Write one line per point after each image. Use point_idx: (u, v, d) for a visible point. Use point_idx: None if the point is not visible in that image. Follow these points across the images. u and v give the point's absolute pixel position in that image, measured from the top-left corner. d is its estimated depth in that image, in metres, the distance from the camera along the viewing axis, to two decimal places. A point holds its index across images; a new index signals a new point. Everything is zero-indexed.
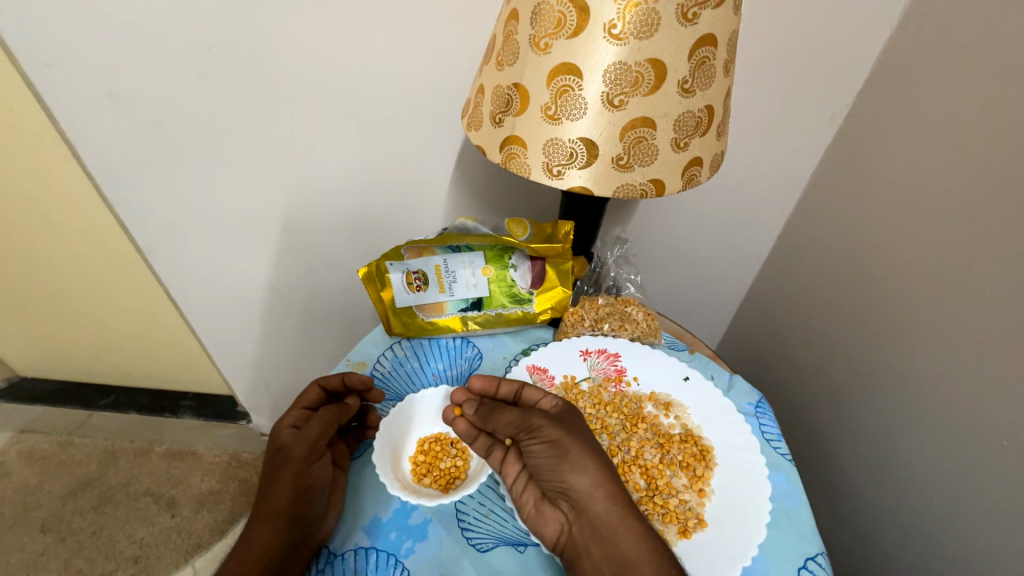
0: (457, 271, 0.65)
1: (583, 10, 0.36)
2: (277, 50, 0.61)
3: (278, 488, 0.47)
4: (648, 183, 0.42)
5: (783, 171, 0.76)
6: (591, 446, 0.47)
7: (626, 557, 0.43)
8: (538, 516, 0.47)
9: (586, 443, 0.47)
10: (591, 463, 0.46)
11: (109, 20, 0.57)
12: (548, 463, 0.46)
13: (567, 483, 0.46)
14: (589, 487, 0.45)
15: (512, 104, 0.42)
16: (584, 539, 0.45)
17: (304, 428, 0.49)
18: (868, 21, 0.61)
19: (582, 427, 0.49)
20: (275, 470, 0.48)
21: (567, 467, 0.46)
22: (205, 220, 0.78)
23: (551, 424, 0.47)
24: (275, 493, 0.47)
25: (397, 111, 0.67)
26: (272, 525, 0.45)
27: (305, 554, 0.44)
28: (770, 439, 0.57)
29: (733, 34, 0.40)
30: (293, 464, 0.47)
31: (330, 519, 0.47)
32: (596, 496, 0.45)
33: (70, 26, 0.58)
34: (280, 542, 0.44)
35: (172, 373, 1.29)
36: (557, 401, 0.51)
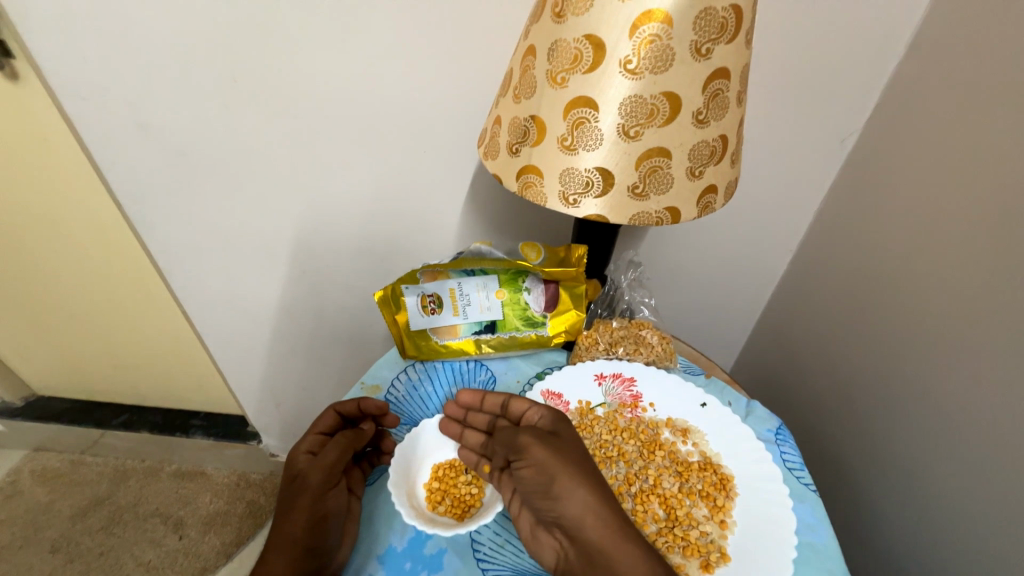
0: (471, 294, 0.65)
1: (599, 46, 0.37)
2: (297, 81, 0.63)
3: (293, 517, 0.46)
4: (663, 211, 0.43)
5: (795, 194, 0.76)
6: (580, 464, 0.45)
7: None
8: (534, 541, 0.45)
9: (574, 464, 0.44)
10: (578, 487, 0.43)
11: (142, 55, 0.60)
12: (537, 489, 0.44)
13: (556, 511, 0.43)
14: (577, 509, 0.42)
15: (529, 135, 0.43)
16: (581, 566, 0.42)
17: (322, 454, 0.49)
18: (877, 46, 0.61)
19: (572, 444, 0.47)
20: (290, 497, 0.48)
21: (557, 491, 0.43)
22: (224, 244, 0.80)
23: (538, 444, 0.45)
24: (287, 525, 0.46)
25: (412, 138, 0.69)
26: (284, 555, 0.44)
27: None
28: (792, 468, 0.55)
29: (746, 66, 0.41)
30: (309, 493, 0.47)
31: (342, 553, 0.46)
32: (589, 522, 0.42)
33: (107, 61, 0.61)
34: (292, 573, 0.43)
35: (185, 393, 1.30)
36: (546, 414, 0.50)
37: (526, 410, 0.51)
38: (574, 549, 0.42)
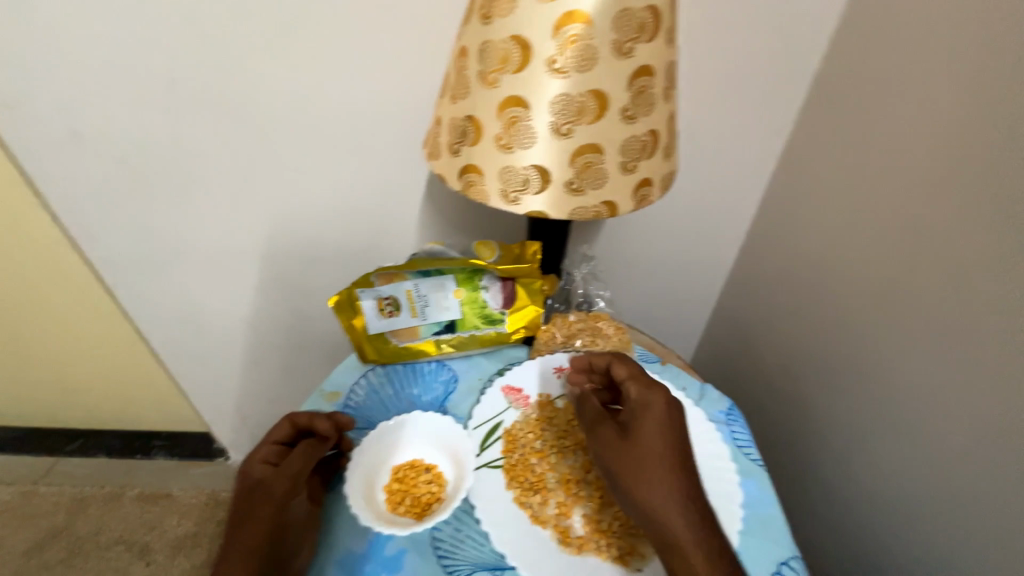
0: (429, 295, 0.65)
1: (525, 47, 0.38)
2: (238, 87, 0.62)
3: (251, 526, 0.47)
4: (601, 205, 0.44)
5: (741, 184, 0.79)
6: (657, 458, 0.45)
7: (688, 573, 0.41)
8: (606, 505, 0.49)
9: (661, 457, 0.45)
10: (659, 479, 0.44)
11: (72, 62, 0.58)
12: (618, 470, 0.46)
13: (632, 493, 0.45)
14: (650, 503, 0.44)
15: (467, 135, 0.44)
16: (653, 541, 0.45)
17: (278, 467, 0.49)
18: (805, 41, 0.65)
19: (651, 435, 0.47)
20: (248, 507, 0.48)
21: (643, 479, 0.45)
22: (173, 256, 0.78)
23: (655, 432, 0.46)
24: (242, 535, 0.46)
25: (363, 141, 0.68)
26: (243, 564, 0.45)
27: None
28: (742, 446, 0.58)
29: (671, 63, 0.43)
30: (267, 507, 0.47)
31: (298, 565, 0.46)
32: (663, 510, 0.44)
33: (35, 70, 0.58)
34: None
35: (145, 413, 1.24)
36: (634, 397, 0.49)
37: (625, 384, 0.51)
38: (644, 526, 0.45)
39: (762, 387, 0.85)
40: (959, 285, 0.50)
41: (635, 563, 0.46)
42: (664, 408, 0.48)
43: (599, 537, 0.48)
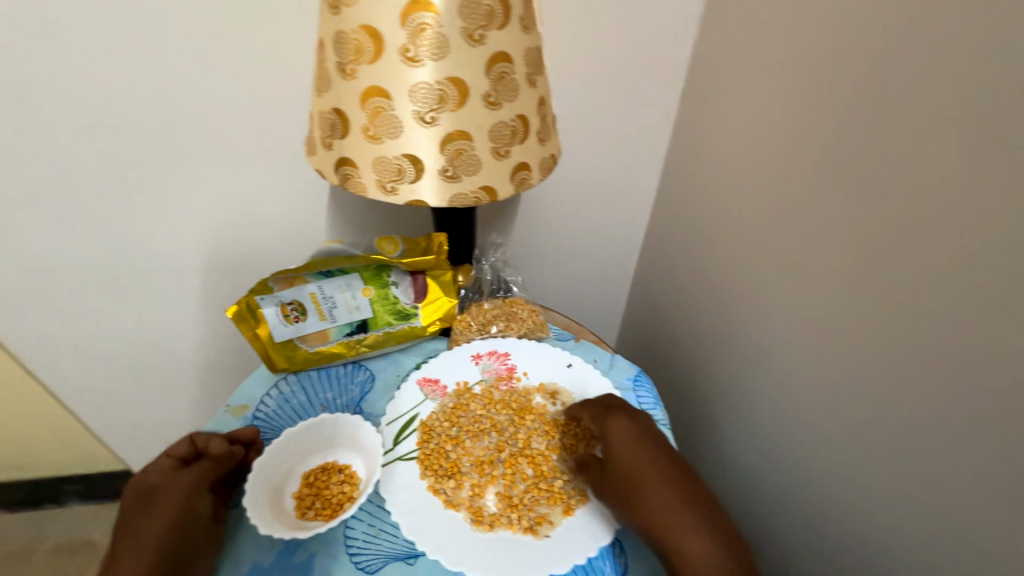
0: (335, 296, 0.64)
1: (376, 37, 0.38)
2: (132, 96, 0.65)
3: (146, 525, 0.44)
4: (480, 190, 0.45)
5: (638, 166, 0.84)
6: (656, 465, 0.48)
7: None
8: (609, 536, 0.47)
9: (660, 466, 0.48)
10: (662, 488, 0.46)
11: None
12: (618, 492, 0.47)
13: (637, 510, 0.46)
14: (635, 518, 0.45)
15: (337, 128, 0.43)
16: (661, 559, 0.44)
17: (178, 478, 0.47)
18: (672, 31, 0.71)
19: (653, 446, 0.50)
20: (140, 512, 0.45)
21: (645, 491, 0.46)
22: (76, 271, 0.78)
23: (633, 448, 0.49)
24: (124, 562, 0.42)
25: (258, 144, 0.71)
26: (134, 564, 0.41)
27: None
28: (646, 408, 0.62)
29: (533, 51, 0.44)
30: (164, 522, 0.44)
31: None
32: (662, 521, 0.44)
33: None
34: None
35: (50, 458, 1.13)
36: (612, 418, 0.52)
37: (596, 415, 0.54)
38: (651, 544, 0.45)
39: (660, 358, 0.91)
40: (794, 239, 0.57)
41: (544, 531, 0.48)
42: (631, 426, 0.51)
43: (510, 512, 0.49)
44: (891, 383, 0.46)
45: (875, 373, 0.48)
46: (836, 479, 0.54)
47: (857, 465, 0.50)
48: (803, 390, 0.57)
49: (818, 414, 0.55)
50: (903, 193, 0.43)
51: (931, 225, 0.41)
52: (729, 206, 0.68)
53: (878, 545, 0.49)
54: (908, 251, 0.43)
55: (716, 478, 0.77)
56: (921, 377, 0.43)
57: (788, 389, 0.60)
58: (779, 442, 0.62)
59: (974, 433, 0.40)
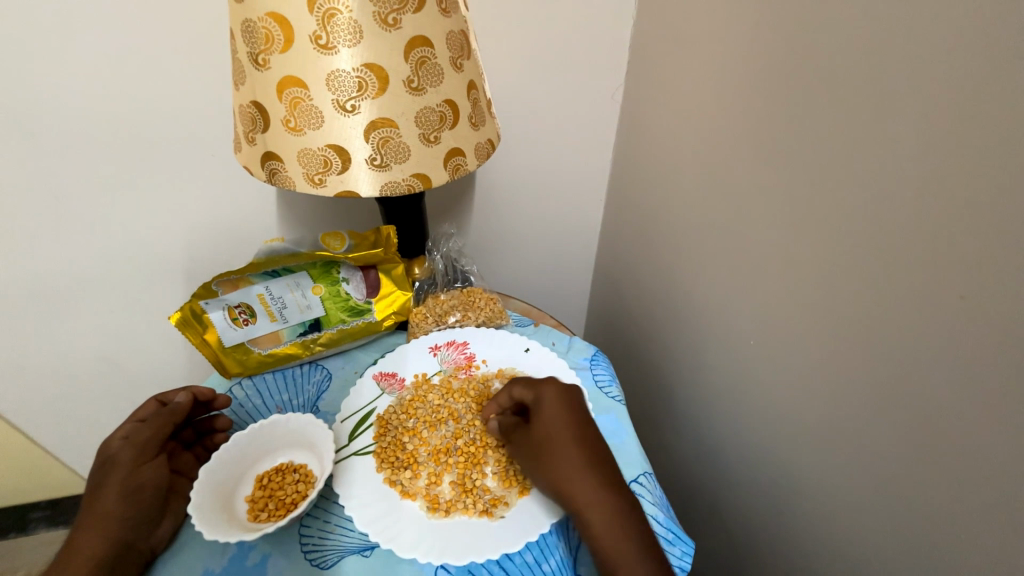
0: (284, 296, 0.63)
1: (285, 25, 0.37)
2: (65, 102, 0.64)
3: (101, 495, 0.44)
4: (412, 178, 0.45)
5: (591, 151, 0.85)
6: (561, 437, 0.48)
7: (598, 545, 0.43)
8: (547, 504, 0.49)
9: (564, 438, 0.48)
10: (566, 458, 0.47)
11: None
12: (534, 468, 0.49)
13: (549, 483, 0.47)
14: (558, 485, 0.46)
15: (258, 122, 0.42)
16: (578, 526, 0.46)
17: (113, 471, 0.45)
18: (611, 14, 0.72)
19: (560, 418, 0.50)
20: (95, 482, 0.46)
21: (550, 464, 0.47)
22: (14, 286, 0.75)
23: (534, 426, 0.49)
24: (84, 533, 0.43)
25: (192, 145, 0.70)
26: (98, 532, 0.43)
27: (135, 558, 0.44)
28: (603, 386, 0.63)
29: (455, 34, 0.44)
30: (106, 519, 0.43)
31: None
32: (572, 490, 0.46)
33: None
34: (107, 545, 0.42)
35: (13, 486, 1.10)
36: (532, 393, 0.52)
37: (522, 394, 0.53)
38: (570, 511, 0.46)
39: (625, 338, 0.93)
40: (728, 211, 0.59)
41: (499, 512, 0.48)
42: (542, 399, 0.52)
43: (465, 497, 0.50)
44: (817, 343, 0.48)
45: (805, 334, 0.50)
46: (779, 440, 0.56)
47: (799, 426, 0.52)
48: (749, 358, 0.59)
49: (761, 379, 0.57)
50: (815, 159, 0.45)
51: (837, 187, 0.43)
52: (673, 184, 0.70)
53: (819, 499, 0.51)
54: (823, 215, 0.45)
55: (680, 450, 0.79)
56: (841, 334, 0.45)
57: (735, 359, 0.62)
58: (731, 411, 0.64)
59: (885, 384, 0.41)
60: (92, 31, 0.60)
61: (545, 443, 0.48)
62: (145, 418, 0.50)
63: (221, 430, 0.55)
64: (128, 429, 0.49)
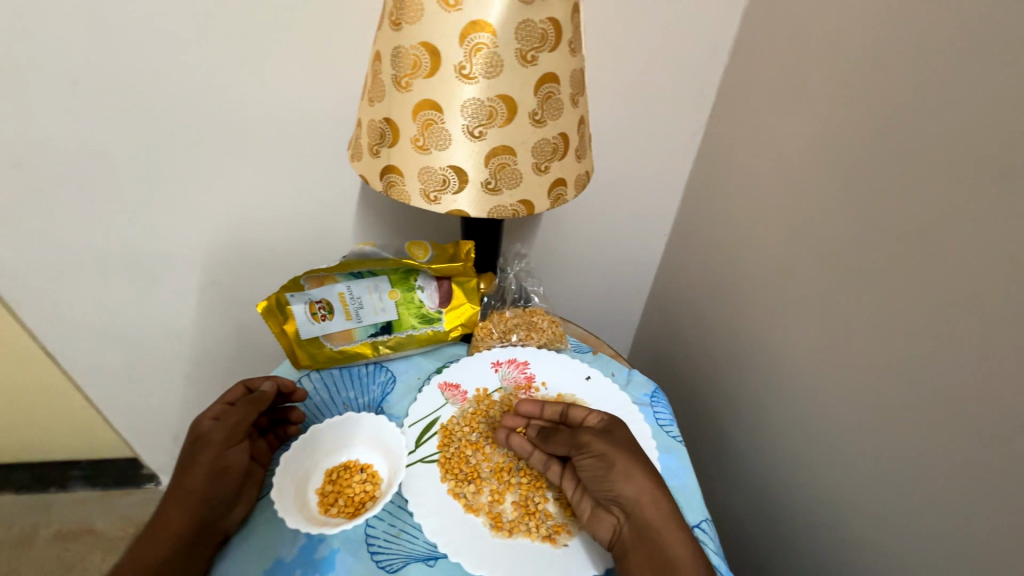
0: (363, 297, 0.65)
1: (434, 53, 0.40)
2: (165, 96, 0.65)
3: (189, 472, 0.46)
4: (518, 204, 0.47)
5: (662, 186, 0.85)
6: (633, 453, 0.50)
7: (673, 556, 0.44)
8: (592, 518, 0.48)
9: (633, 455, 0.50)
10: (638, 471, 0.48)
11: None
12: (596, 476, 0.49)
13: (616, 491, 0.48)
14: (640, 491, 0.47)
15: (385, 136, 0.45)
16: (634, 541, 0.46)
17: (205, 449, 0.47)
18: (706, 57, 0.72)
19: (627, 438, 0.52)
20: (185, 458, 0.47)
21: (618, 474, 0.48)
22: (90, 259, 0.78)
23: (598, 438, 0.50)
24: (169, 507, 0.45)
25: (283, 146, 0.71)
26: (182, 508, 0.44)
27: (211, 540, 0.45)
28: (663, 424, 0.63)
29: (577, 72, 0.46)
30: (191, 496, 0.45)
31: (209, 560, 0.45)
32: (645, 500, 0.47)
33: None
34: (189, 523, 0.44)
35: (61, 445, 1.16)
36: (600, 415, 0.55)
37: (585, 415, 0.55)
38: (629, 524, 0.47)
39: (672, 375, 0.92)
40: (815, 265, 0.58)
41: (562, 540, 0.49)
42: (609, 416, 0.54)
43: (527, 520, 0.50)
44: None
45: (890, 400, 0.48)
46: None
47: None
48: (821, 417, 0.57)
49: None
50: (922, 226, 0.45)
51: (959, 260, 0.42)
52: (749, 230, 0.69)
53: None
54: None
55: None
56: None
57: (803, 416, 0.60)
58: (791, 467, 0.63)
59: None
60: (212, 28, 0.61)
61: (625, 449, 0.50)
62: (234, 401, 0.52)
63: (295, 422, 0.57)
64: (217, 410, 0.51)
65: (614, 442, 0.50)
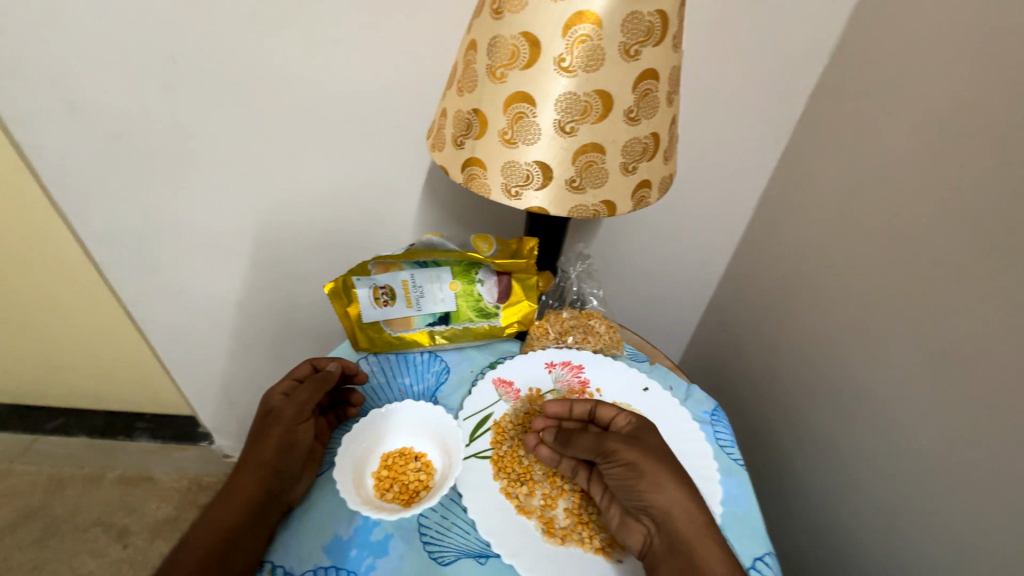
0: (425, 286, 0.66)
1: (534, 44, 0.39)
2: (250, 77, 0.66)
3: (261, 443, 0.48)
4: (600, 204, 0.45)
5: (736, 193, 0.81)
6: (665, 462, 0.47)
7: (708, 573, 0.42)
8: (622, 527, 0.47)
9: (665, 464, 0.47)
10: (670, 483, 0.46)
11: (83, 43, 0.62)
12: (626, 485, 0.47)
13: (647, 502, 0.46)
14: (672, 504, 0.45)
15: (472, 128, 0.44)
16: (666, 554, 0.44)
17: (276, 423, 0.49)
18: (802, 59, 0.67)
19: (658, 445, 0.49)
20: (258, 429, 0.50)
21: (649, 485, 0.46)
22: (170, 230, 0.82)
23: (628, 447, 0.48)
24: (242, 474, 0.47)
25: (358, 133, 0.72)
26: (254, 477, 0.46)
27: (277, 511, 0.47)
28: (723, 445, 0.59)
29: (676, 68, 0.44)
30: (261, 467, 0.47)
31: (274, 530, 0.46)
32: (679, 513, 0.45)
33: (50, 43, 0.62)
34: (259, 492, 0.46)
35: (129, 397, 1.25)
36: (632, 418, 0.52)
37: (614, 415, 0.53)
38: (661, 536, 0.45)
39: None
40: None
41: (616, 554, 0.47)
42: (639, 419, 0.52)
43: (580, 529, 0.49)
44: None
45: None
46: None
47: None
48: None
49: None
50: None
51: None
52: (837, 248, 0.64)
53: None
54: None
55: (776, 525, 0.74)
56: None
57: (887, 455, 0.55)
58: None
59: None
60: (302, 12, 0.62)
61: (654, 458, 0.47)
62: (302, 379, 0.54)
63: (354, 406, 0.58)
64: (286, 386, 0.53)
65: (642, 450, 0.47)
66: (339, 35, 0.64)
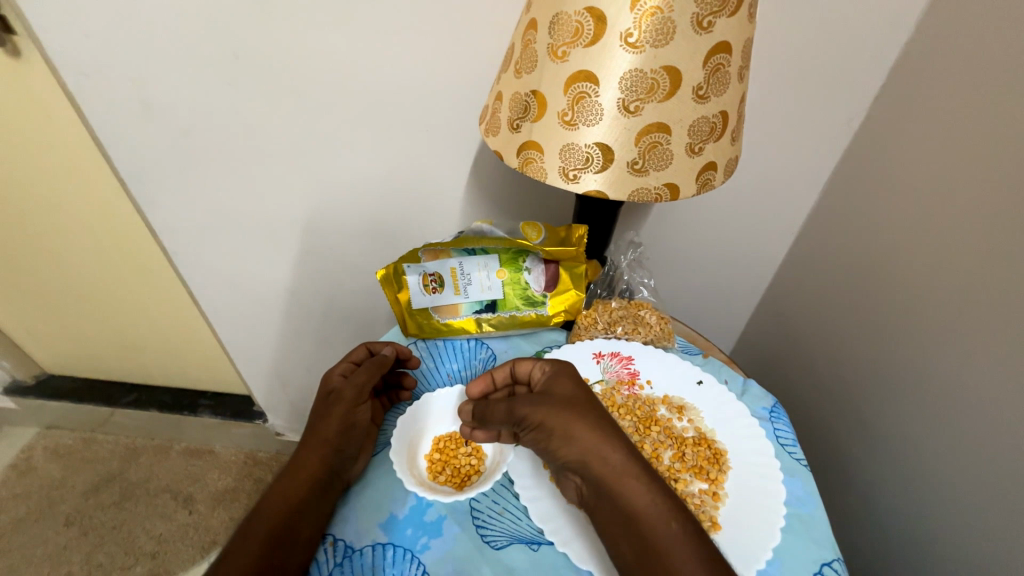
0: (473, 274, 0.66)
1: (600, 20, 0.37)
2: (304, 67, 0.67)
3: (324, 422, 0.50)
4: (663, 187, 0.43)
5: (800, 177, 0.76)
6: (573, 410, 0.47)
7: (635, 509, 0.42)
8: (560, 484, 0.47)
9: (571, 414, 0.46)
10: (579, 431, 0.45)
11: (149, 40, 0.65)
12: (543, 446, 0.47)
13: (564, 458, 0.45)
14: (585, 452, 0.44)
15: (530, 110, 0.43)
16: (597, 501, 0.44)
17: (337, 403, 0.51)
18: (885, 27, 0.61)
19: (566, 395, 0.48)
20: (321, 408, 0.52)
21: (558, 440, 0.46)
22: (230, 218, 0.86)
23: (532, 408, 0.47)
24: (307, 450, 0.49)
25: (406, 121, 0.72)
26: (318, 454, 0.49)
27: (338, 488, 0.49)
28: (785, 444, 0.56)
29: (749, 41, 0.41)
30: (324, 445, 0.49)
31: (336, 505, 0.49)
32: (595, 458, 0.44)
33: (120, 40, 0.65)
34: (323, 468, 0.48)
35: (194, 375, 1.34)
36: (543, 372, 0.52)
37: (530, 371, 0.53)
38: (588, 486, 0.45)
39: None
40: None
41: None
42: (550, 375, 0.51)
43: None
44: None
45: None
46: None
47: None
48: None
49: None
50: None
51: None
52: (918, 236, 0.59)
53: None
54: None
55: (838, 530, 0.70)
56: None
57: None
58: None
59: None
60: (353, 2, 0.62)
61: (561, 408, 0.47)
62: (360, 362, 0.56)
63: (407, 389, 0.60)
64: (345, 368, 0.55)
65: (547, 407, 0.47)
66: (389, 23, 0.64)
